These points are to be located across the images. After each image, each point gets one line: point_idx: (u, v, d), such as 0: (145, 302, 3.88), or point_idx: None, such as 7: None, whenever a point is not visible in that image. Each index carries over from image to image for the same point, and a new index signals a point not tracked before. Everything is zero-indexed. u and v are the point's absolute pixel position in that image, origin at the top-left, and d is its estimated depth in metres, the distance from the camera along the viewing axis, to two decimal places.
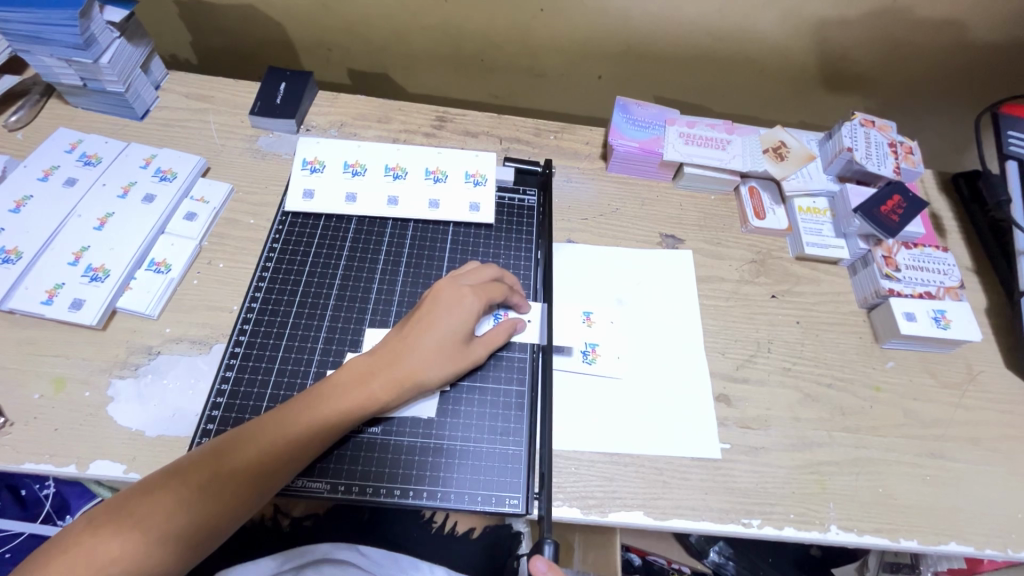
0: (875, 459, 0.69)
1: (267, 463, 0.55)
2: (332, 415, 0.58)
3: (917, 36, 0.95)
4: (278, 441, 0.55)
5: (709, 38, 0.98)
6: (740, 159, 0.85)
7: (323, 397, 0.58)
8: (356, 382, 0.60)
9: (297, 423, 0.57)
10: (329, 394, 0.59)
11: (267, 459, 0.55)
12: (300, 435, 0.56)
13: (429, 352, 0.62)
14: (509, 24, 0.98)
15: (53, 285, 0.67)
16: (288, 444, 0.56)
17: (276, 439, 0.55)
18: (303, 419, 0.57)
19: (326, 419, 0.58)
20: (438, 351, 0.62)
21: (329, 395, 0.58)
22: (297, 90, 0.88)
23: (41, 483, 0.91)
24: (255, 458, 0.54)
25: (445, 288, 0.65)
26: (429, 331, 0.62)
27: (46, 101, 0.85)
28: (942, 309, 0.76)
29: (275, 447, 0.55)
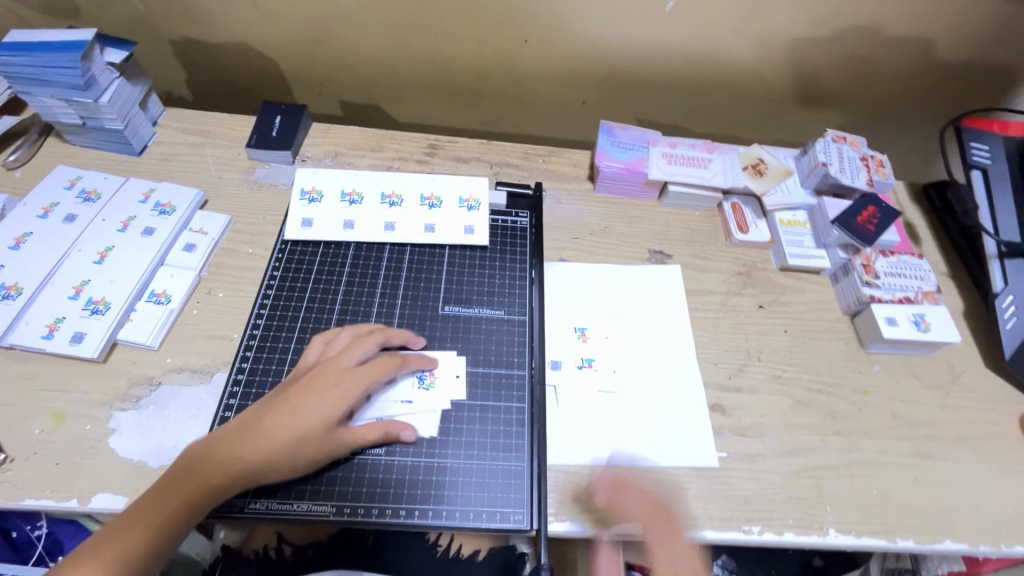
0: (867, 461, 0.71)
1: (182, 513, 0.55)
2: (236, 464, 0.57)
3: (878, 56, 1.01)
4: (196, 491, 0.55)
5: (686, 63, 1.03)
6: (722, 176, 0.88)
7: (229, 445, 0.57)
8: (258, 428, 0.58)
9: (210, 472, 0.56)
10: (236, 441, 0.58)
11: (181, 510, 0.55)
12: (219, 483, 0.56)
13: (311, 383, 0.61)
14: (495, 55, 1.02)
15: (53, 319, 0.67)
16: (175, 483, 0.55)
17: (193, 487, 0.55)
18: (217, 468, 0.56)
19: (239, 466, 0.57)
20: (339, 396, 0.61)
21: (234, 442, 0.57)
22: (293, 123, 0.91)
23: (32, 525, 0.88)
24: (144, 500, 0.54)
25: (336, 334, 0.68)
26: (328, 377, 0.62)
27: (45, 140, 0.87)
28: (922, 313, 0.79)
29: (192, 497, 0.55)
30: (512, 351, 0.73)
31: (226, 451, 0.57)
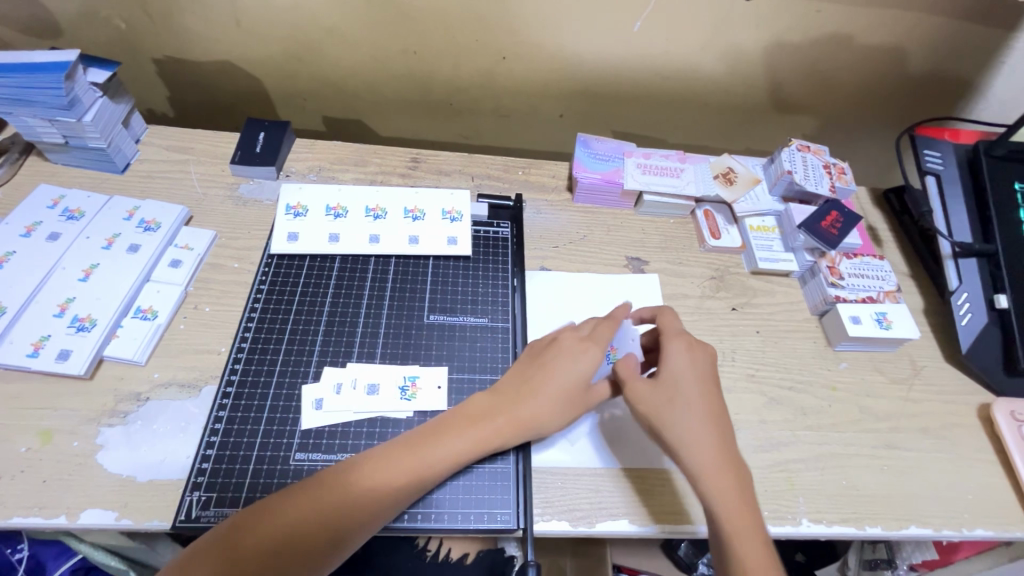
0: (837, 453, 0.75)
1: (330, 518, 0.56)
2: (403, 474, 0.59)
3: (837, 70, 1.07)
4: (349, 494, 0.57)
5: (657, 77, 1.07)
6: (694, 185, 0.92)
7: (391, 457, 0.59)
8: (422, 438, 0.61)
9: (364, 476, 0.58)
10: (395, 452, 0.60)
11: (332, 514, 0.56)
12: (376, 493, 0.57)
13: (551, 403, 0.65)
14: (474, 71, 1.05)
15: (39, 337, 0.68)
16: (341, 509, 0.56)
17: (354, 510, 0.57)
18: (372, 475, 0.58)
19: (400, 477, 0.59)
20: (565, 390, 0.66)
21: (393, 454, 0.60)
22: (276, 139, 0.92)
23: (14, 548, 0.86)
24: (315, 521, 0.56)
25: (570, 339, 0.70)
26: (557, 376, 0.66)
27: (25, 159, 0.87)
28: (883, 311, 0.84)
29: (349, 502, 0.56)
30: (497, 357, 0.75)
31: (386, 462, 0.59)
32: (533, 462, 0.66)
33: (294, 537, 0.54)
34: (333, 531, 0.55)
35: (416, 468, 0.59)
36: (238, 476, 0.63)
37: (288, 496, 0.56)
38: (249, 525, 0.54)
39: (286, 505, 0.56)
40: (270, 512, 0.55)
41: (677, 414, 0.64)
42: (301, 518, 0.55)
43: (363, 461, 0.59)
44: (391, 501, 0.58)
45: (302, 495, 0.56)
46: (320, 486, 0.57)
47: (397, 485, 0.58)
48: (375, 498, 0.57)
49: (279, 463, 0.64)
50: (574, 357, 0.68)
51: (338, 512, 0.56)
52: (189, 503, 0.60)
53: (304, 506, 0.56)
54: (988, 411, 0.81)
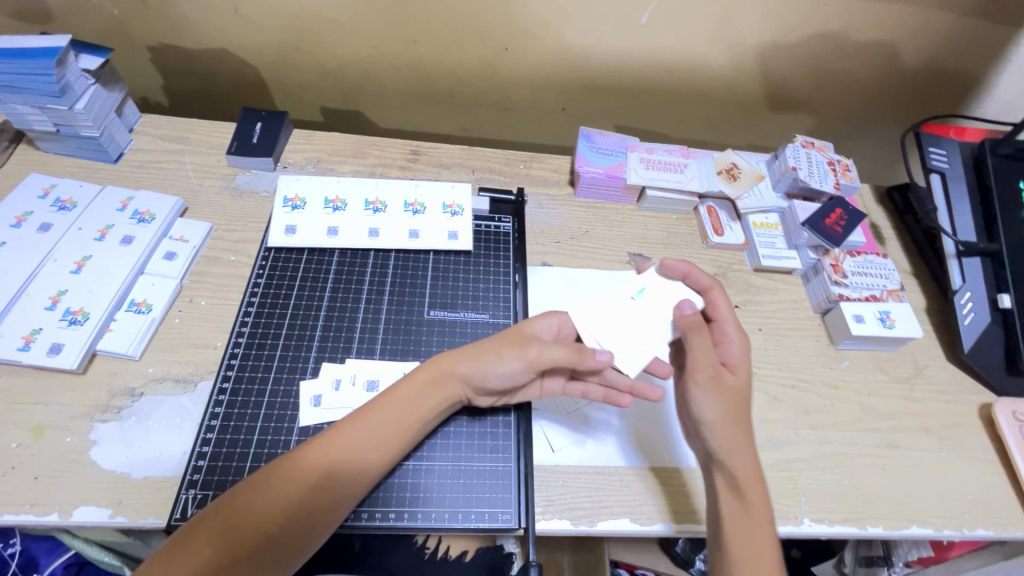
0: (839, 452, 0.74)
1: (299, 503, 0.53)
2: (361, 447, 0.57)
3: (843, 65, 1.06)
4: (311, 475, 0.55)
5: (661, 71, 1.06)
6: (698, 181, 0.91)
7: (348, 434, 0.57)
8: (376, 412, 0.59)
9: (324, 455, 0.56)
10: (350, 428, 0.58)
11: (297, 499, 0.53)
12: (339, 471, 0.56)
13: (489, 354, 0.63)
14: (476, 62, 1.03)
15: (30, 330, 0.66)
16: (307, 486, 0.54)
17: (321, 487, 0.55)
18: (331, 455, 0.56)
19: (359, 450, 0.57)
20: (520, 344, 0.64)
21: (349, 430, 0.58)
22: (273, 130, 0.90)
23: (6, 542, 0.85)
24: (283, 502, 0.53)
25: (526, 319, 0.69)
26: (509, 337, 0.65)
27: (15, 148, 0.85)
28: (887, 310, 0.83)
29: (314, 483, 0.54)
30: None
31: (342, 438, 0.57)
32: (536, 461, 0.66)
33: (266, 528, 0.52)
34: (303, 514, 0.53)
35: (374, 442, 0.58)
36: (235, 474, 0.61)
37: (250, 485, 0.53)
38: (213, 522, 0.51)
39: (253, 489, 0.53)
40: (236, 500, 0.52)
41: (733, 406, 0.63)
42: (269, 507, 0.52)
43: (317, 440, 0.57)
44: (355, 476, 0.56)
45: (262, 482, 0.54)
46: (286, 466, 0.55)
47: (361, 460, 0.57)
48: (340, 477, 0.56)
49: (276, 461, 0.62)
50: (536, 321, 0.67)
51: (304, 496, 0.54)
52: (185, 501, 0.59)
53: (273, 487, 0.53)
54: (990, 411, 0.81)
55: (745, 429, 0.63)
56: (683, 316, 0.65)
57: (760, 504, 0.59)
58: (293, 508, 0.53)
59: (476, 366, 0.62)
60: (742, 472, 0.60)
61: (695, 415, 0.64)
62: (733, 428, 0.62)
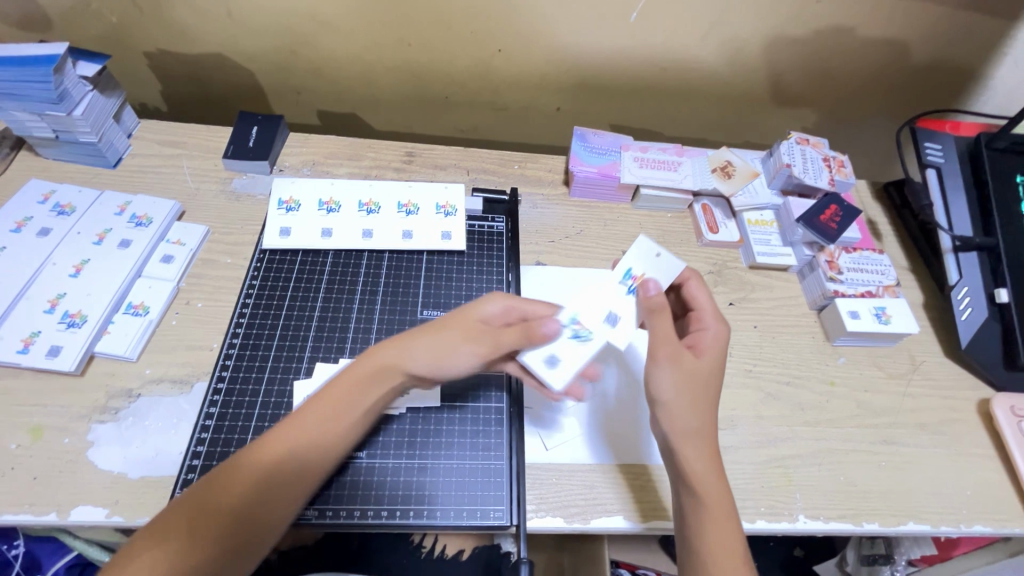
0: (834, 449, 0.74)
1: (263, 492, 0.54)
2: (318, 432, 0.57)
3: (837, 61, 1.06)
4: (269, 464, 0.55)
5: (654, 70, 1.06)
6: (692, 179, 0.91)
7: (299, 422, 0.57)
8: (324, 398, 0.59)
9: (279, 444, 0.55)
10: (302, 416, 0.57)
11: (260, 488, 0.54)
12: (297, 457, 0.56)
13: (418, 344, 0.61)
14: (470, 64, 1.04)
15: (29, 333, 0.67)
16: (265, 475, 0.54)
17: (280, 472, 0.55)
18: (289, 441, 0.56)
19: (315, 435, 0.57)
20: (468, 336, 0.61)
21: (301, 417, 0.57)
22: (269, 133, 0.91)
23: (9, 544, 0.87)
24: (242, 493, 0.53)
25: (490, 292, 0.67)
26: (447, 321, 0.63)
27: (16, 154, 0.86)
28: (882, 306, 0.83)
29: (274, 471, 0.55)
30: None
31: (297, 425, 0.57)
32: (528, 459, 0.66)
33: (232, 519, 0.52)
34: (268, 500, 0.54)
35: (329, 425, 0.58)
36: None
37: (209, 484, 0.53)
38: (176, 523, 0.51)
39: (213, 485, 0.53)
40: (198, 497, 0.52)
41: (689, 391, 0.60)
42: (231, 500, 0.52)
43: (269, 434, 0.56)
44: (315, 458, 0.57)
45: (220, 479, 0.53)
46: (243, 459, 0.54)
47: (316, 445, 0.57)
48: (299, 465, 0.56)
49: None
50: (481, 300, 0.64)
51: (266, 484, 0.54)
52: None
53: (231, 481, 0.53)
54: (988, 406, 0.80)
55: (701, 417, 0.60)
56: (648, 297, 0.64)
57: (716, 492, 0.58)
58: (257, 496, 0.53)
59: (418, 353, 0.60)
60: (692, 461, 0.58)
61: (652, 393, 0.62)
62: (688, 416, 0.60)
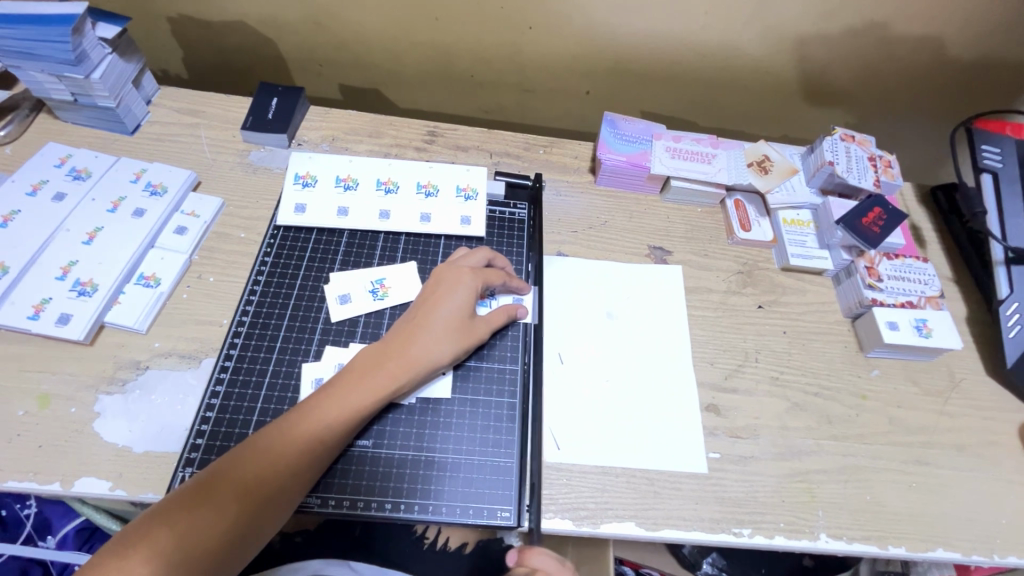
0: (862, 466, 0.70)
1: (291, 470, 0.54)
2: (346, 417, 0.58)
3: (890, 54, 0.98)
4: (291, 451, 0.55)
5: (692, 55, 1.00)
6: (725, 172, 0.86)
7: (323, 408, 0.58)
8: (380, 376, 0.61)
9: (298, 430, 0.56)
10: (327, 403, 0.58)
11: (282, 474, 0.54)
12: (318, 442, 0.57)
13: (442, 324, 0.65)
14: (499, 42, 1.00)
15: (40, 299, 0.66)
16: (280, 463, 0.54)
17: (283, 456, 0.54)
18: (310, 428, 0.56)
19: (342, 420, 0.58)
20: (466, 336, 0.66)
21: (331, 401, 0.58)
22: (289, 106, 0.89)
23: (22, 503, 0.89)
24: (259, 477, 0.53)
25: (446, 270, 0.69)
26: (454, 310, 0.66)
27: (36, 116, 0.85)
28: (924, 318, 0.78)
29: (301, 456, 0.55)
30: (506, 343, 0.72)
31: (323, 411, 0.58)
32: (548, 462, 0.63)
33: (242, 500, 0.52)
34: (288, 482, 0.54)
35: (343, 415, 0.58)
36: None
37: (229, 467, 0.53)
38: (196, 507, 0.50)
39: (236, 467, 0.53)
40: (220, 479, 0.52)
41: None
42: (252, 481, 0.53)
43: (286, 422, 0.56)
44: (340, 443, 0.59)
45: (241, 456, 0.54)
46: (261, 446, 0.54)
47: (330, 433, 0.57)
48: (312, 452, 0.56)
49: None
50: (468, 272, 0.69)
51: (277, 469, 0.54)
52: (181, 478, 0.59)
53: (252, 463, 0.53)
54: None
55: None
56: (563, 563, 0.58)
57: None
58: (276, 475, 0.54)
59: (436, 335, 0.64)
60: None
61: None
62: None
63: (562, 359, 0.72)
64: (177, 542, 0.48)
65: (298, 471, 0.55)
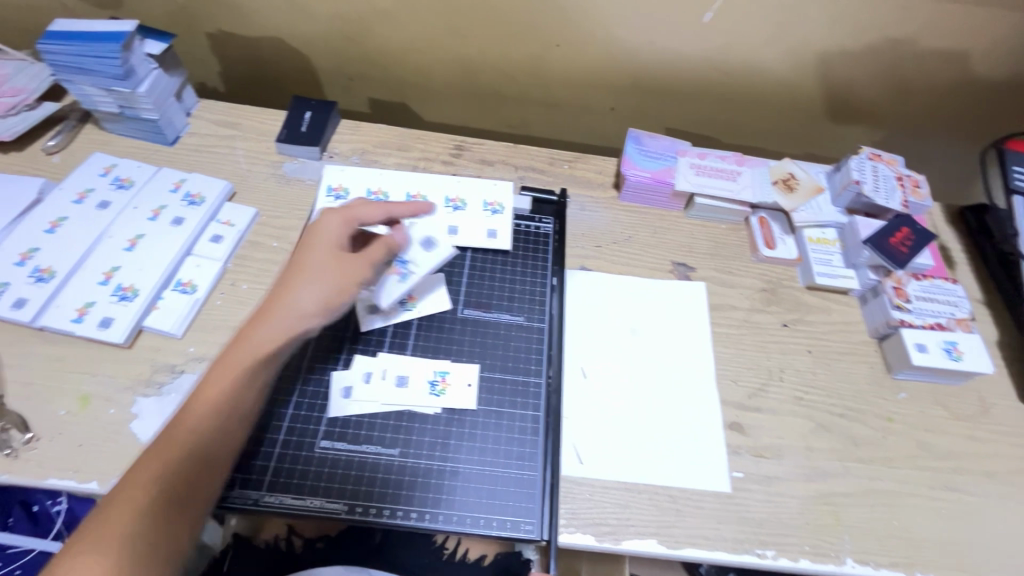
0: (889, 491, 0.69)
1: (201, 441, 0.54)
2: (246, 375, 0.58)
3: (919, 74, 0.98)
4: (195, 429, 0.55)
5: (717, 73, 1.01)
6: (750, 190, 0.87)
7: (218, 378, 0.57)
8: (274, 337, 0.59)
9: (218, 400, 0.56)
10: (215, 369, 0.57)
11: (196, 451, 0.54)
12: (226, 407, 0.56)
13: (299, 273, 0.63)
14: (525, 58, 1.02)
15: (84, 303, 0.69)
16: (194, 441, 0.54)
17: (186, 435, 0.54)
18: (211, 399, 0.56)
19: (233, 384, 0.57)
20: (343, 279, 0.63)
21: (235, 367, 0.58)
22: (322, 119, 0.91)
23: (53, 500, 0.91)
24: (183, 458, 0.53)
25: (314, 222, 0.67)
26: (316, 256, 0.63)
27: (83, 127, 0.89)
28: (953, 340, 0.77)
29: (212, 423, 0.55)
30: (530, 356, 0.72)
31: (228, 379, 0.57)
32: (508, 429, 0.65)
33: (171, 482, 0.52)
34: (218, 451, 0.55)
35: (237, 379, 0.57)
36: (262, 459, 0.62)
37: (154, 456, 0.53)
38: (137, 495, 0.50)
39: (159, 454, 0.53)
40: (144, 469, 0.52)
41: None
42: (178, 456, 0.53)
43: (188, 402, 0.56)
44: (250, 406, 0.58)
45: (160, 445, 0.53)
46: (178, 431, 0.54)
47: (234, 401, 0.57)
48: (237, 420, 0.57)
49: (303, 450, 0.63)
50: (324, 231, 0.65)
51: (184, 449, 0.53)
52: None
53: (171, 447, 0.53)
54: None
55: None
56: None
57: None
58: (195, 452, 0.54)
59: (302, 282, 0.62)
60: None
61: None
62: None
63: (584, 375, 0.73)
64: (127, 533, 0.49)
65: (213, 442, 0.55)
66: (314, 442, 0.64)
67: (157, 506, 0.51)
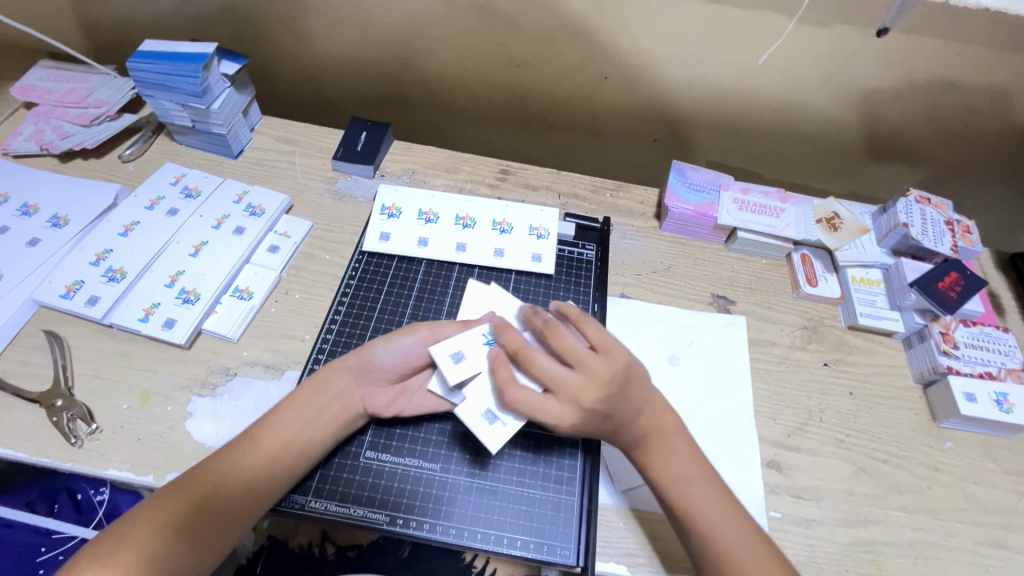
0: (933, 542, 0.67)
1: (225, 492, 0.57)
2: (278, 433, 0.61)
3: (975, 121, 0.97)
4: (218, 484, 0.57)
5: (765, 109, 1.02)
6: (794, 228, 0.87)
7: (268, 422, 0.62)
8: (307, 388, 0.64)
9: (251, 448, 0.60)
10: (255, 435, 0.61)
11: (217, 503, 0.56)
12: (254, 455, 0.59)
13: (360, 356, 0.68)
14: (575, 88, 1.05)
15: (150, 303, 0.73)
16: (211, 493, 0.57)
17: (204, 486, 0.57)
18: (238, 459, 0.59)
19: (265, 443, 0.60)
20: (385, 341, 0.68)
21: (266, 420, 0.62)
22: (377, 140, 0.95)
23: (96, 490, 0.96)
24: (200, 504, 0.56)
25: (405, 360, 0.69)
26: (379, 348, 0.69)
27: (157, 137, 0.95)
28: (1004, 392, 0.75)
29: (234, 478, 0.58)
30: None
31: (288, 410, 0.62)
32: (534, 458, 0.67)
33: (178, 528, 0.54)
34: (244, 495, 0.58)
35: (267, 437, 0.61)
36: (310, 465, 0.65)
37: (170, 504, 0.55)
38: (146, 524, 0.53)
39: (176, 502, 0.55)
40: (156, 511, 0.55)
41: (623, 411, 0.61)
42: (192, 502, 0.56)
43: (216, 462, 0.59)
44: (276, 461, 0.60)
45: (180, 494, 0.56)
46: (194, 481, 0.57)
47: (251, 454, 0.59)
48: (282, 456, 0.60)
49: (349, 459, 0.65)
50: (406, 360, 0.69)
51: (202, 500, 0.56)
52: None
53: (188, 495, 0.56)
54: None
55: (643, 407, 0.62)
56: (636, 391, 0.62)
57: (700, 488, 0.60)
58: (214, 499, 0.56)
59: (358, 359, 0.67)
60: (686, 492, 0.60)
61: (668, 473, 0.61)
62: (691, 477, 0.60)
63: None
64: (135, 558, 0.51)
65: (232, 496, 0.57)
66: (359, 453, 0.66)
67: (160, 540, 0.53)
